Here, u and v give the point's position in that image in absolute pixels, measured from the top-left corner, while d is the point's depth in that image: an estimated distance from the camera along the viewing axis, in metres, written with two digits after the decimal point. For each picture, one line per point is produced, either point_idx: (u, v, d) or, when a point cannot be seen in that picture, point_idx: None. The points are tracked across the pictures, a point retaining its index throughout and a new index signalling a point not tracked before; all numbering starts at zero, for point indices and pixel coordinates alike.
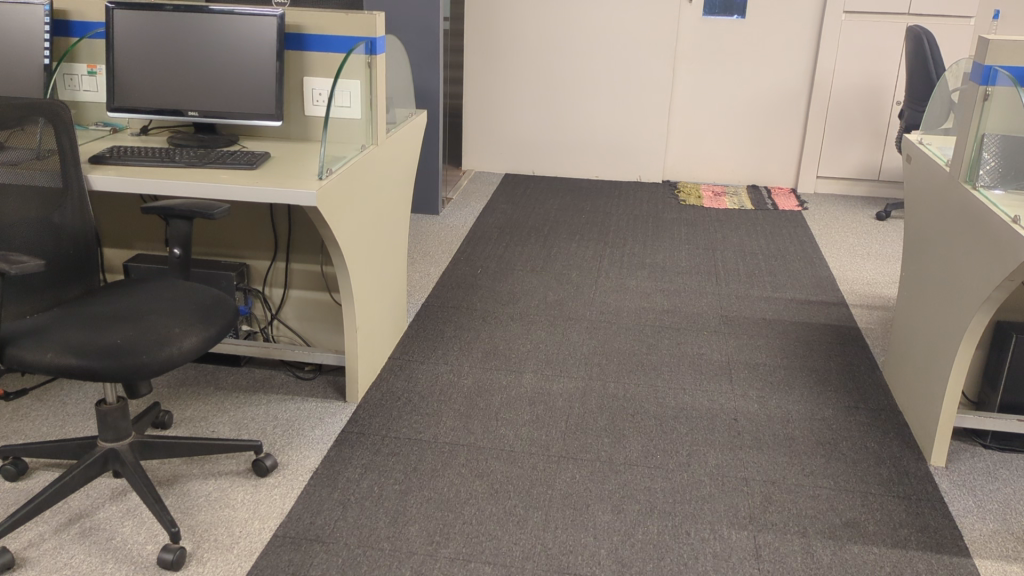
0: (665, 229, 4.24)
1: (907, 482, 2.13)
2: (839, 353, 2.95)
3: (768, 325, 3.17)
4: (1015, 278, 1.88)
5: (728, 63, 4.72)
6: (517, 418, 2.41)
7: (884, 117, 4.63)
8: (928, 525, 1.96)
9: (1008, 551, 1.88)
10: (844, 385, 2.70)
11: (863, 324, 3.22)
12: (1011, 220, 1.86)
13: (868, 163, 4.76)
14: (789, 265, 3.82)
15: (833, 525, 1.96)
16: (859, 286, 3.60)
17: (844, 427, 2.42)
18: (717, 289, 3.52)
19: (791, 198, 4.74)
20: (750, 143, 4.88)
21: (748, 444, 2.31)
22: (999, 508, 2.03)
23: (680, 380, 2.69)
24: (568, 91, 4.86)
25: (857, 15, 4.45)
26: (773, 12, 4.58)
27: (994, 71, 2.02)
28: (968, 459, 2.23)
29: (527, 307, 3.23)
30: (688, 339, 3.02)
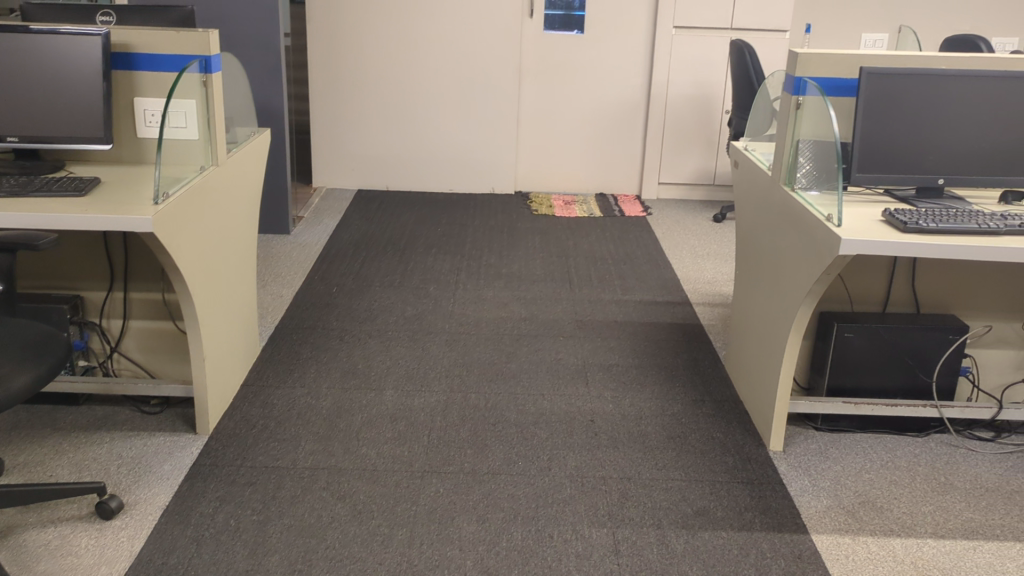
0: (519, 238, 4.32)
1: (750, 468, 2.26)
2: (686, 350, 3.10)
3: (619, 327, 3.29)
4: (832, 271, 2.04)
5: (570, 76, 4.87)
6: (378, 436, 2.39)
7: (715, 126, 4.91)
8: (769, 506, 2.08)
9: (841, 524, 2.02)
10: (692, 380, 2.83)
11: (705, 321, 3.39)
12: (825, 218, 2.02)
13: (703, 169, 5.02)
14: (637, 268, 3.98)
15: (685, 514, 2.05)
16: (701, 285, 3.79)
17: (692, 420, 2.54)
18: (571, 294, 3.62)
19: (636, 204, 4.93)
20: (596, 152, 5.04)
21: (605, 444, 2.38)
22: (831, 484, 2.18)
23: (539, 386, 2.75)
24: (416, 106, 4.87)
25: (686, 30, 4.70)
26: (609, 26, 4.76)
27: (804, 83, 2.18)
28: (803, 442, 2.39)
29: (385, 323, 3.22)
30: (545, 345, 3.09)
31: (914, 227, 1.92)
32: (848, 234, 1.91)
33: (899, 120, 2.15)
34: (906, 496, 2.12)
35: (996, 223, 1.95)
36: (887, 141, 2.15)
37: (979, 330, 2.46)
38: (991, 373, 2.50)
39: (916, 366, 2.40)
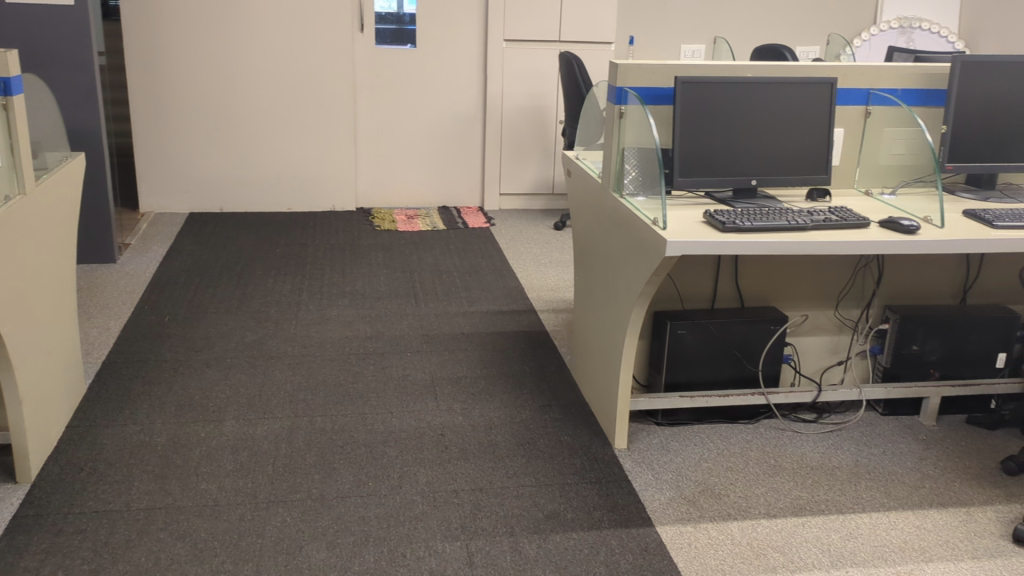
0: (362, 255, 4.26)
1: (597, 467, 2.32)
2: (532, 357, 3.15)
3: (466, 339, 3.31)
4: (661, 272, 2.13)
5: (405, 90, 4.86)
6: (219, 469, 2.29)
7: (550, 135, 5.03)
8: (616, 503, 2.14)
9: (683, 514, 2.10)
10: (538, 387, 2.88)
11: (550, 327, 3.46)
12: (651, 222, 2.11)
13: (540, 179, 5.13)
14: (482, 279, 4.01)
15: (537, 519, 2.08)
16: (544, 292, 3.86)
17: (540, 426, 2.58)
18: (417, 309, 3.60)
19: (478, 215, 4.98)
20: (436, 165, 5.05)
21: (456, 457, 2.38)
22: (673, 477, 2.27)
23: (387, 404, 2.72)
24: (248, 125, 4.72)
25: (516, 42, 4.80)
26: (440, 41, 4.80)
27: (624, 92, 2.26)
28: (645, 438, 2.47)
29: (223, 351, 3.09)
30: (392, 361, 3.06)
31: (731, 227, 2.02)
32: (672, 236, 1.99)
33: (713, 126, 2.27)
34: (741, 481, 2.23)
35: (803, 219, 2.09)
36: (704, 146, 2.27)
37: (796, 320, 2.64)
38: (810, 358, 2.68)
39: (744, 357, 2.54)
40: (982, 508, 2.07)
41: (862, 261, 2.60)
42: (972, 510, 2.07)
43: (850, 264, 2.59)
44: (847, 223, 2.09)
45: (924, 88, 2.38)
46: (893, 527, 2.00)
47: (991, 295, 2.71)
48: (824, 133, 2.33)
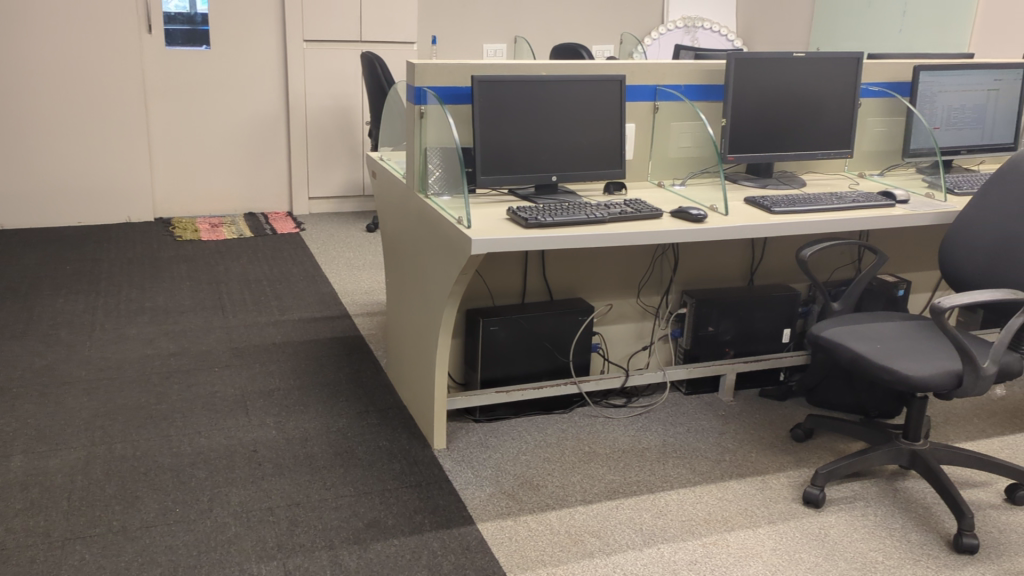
0: (162, 268, 4.01)
1: (416, 471, 2.29)
2: (348, 363, 3.07)
3: (278, 349, 3.18)
4: (469, 270, 2.13)
5: (202, 93, 4.62)
6: (5, 511, 2.07)
7: (357, 136, 4.94)
8: (437, 505, 2.12)
9: (503, 508, 2.11)
10: (356, 393, 2.81)
11: (366, 332, 3.40)
12: (456, 221, 2.10)
13: (349, 181, 5.04)
14: (293, 286, 3.88)
15: (356, 529, 2.03)
16: (359, 296, 3.79)
17: (358, 433, 2.52)
18: (225, 321, 3.43)
19: (287, 221, 4.82)
20: (240, 170, 4.84)
21: (270, 473, 2.28)
22: (493, 472, 2.28)
23: (195, 424, 2.57)
24: (26, 134, 4.30)
25: (316, 43, 4.68)
26: (236, 41, 4.60)
27: (424, 92, 2.24)
28: (465, 436, 2.47)
29: (6, 379, 2.81)
30: (199, 379, 2.90)
31: (534, 223, 2.05)
32: (478, 234, 1.99)
33: (512, 124, 2.29)
34: (558, 471, 2.27)
35: (601, 212, 2.15)
36: (503, 144, 2.29)
37: (602, 309, 2.72)
38: (618, 345, 2.78)
39: (555, 349, 2.60)
40: (776, 475, 2.22)
41: (659, 250, 2.72)
42: (767, 477, 2.21)
43: (648, 253, 2.71)
44: (641, 214, 2.17)
45: (704, 83, 2.51)
46: (699, 501, 2.09)
47: (774, 276, 2.91)
48: (616, 128, 2.41)
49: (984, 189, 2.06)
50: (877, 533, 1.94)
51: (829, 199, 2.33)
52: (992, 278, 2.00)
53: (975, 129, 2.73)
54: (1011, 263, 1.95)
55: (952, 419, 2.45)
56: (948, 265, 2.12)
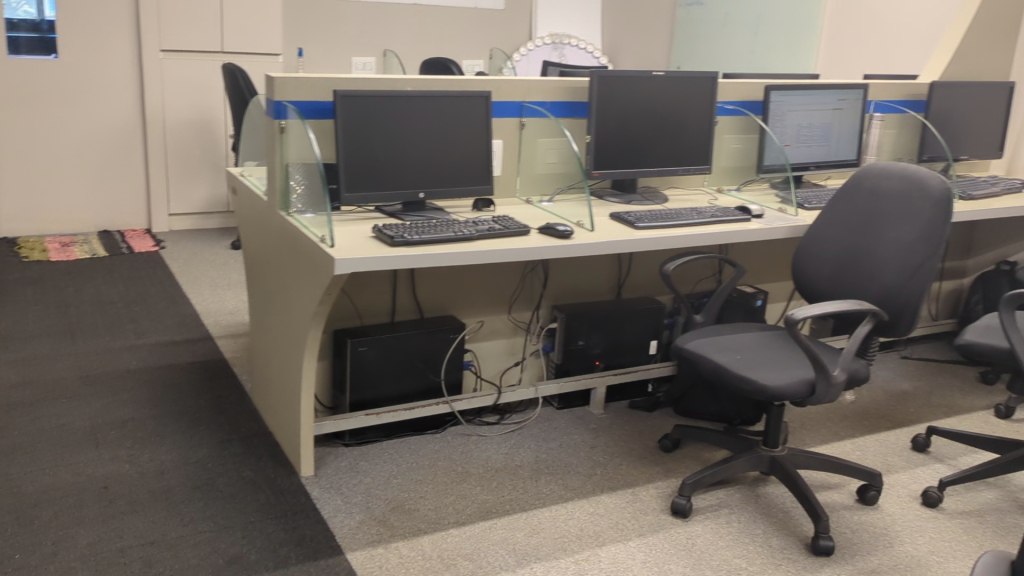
0: (5, 291, 3.73)
1: (282, 500, 2.20)
2: (211, 389, 2.93)
3: (134, 376, 3.01)
4: (333, 290, 2.06)
5: (49, 105, 4.33)
6: None
7: (220, 150, 4.76)
8: (303, 536, 2.04)
9: (373, 535, 2.05)
10: (218, 421, 2.69)
11: (229, 354, 3.26)
12: (319, 239, 2.03)
13: (212, 197, 4.84)
14: (151, 308, 3.68)
15: (217, 567, 1.92)
16: (222, 317, 3.63)
17: (219, 463, 2.40)
18: (74, 348, 3.21)
19: (145, 239, 4.58)
20: (93, 186, 4.57)
21: (123, 510, 2.14)
22: (363, 498, 2.21)
23: (40, 460, 2.38)
24: None
25: (174, 53, 4.48)
26: (87, 50, 4.35)
27: (283, 106, 2.17)
28: (333, 461, 2.40)
29: None
30: (45, 410, 2.70)
31: (400, 241, 2.00)
32: (341, 254, 1.93)
33: (378, 139, 2.24)
34: (429, 493, 2.23)
35: (468, 229, 2.13)
36: (369, 160, 2.23)
37: (474, 326, 2.70)
38: (490, 362, 2.75)
39: (426, 368, 2.55)
40: (645, 487, 2.25)
41: (529, 266, 2.73)
42: (636, 490, 2.24)
43: (518, 269, 2.71)
44: (508, 231, 2.16)
45: (568, 100, 2.54)
46: (571, 517, 2.10)
47: (640, 289, 2.97)
48: (482, 144, 2.40)
49: (830, 203, 2.17)
50: (740, 540, 1.99)
51: (690, 215, 2.39)
52: (839, 289, 2.10)
53: (822, 146, 2.87)
54: (856, 274, 2.05)
55: (808, 423, 2.56)
56: (799, 276, 2.22)
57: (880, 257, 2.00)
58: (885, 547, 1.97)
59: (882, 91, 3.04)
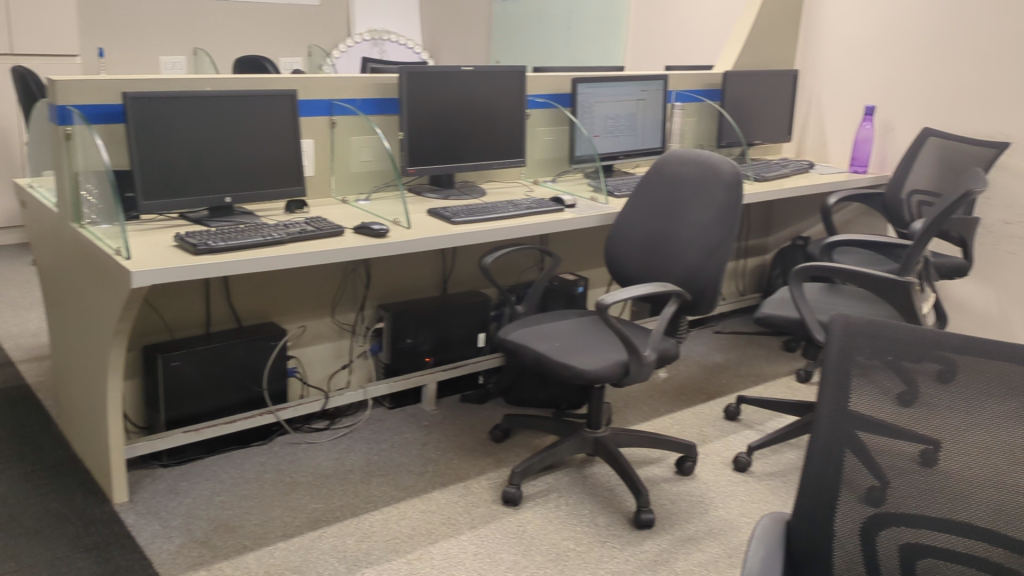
0: None
1: (93, 532, 2.06)
2: (12, 418, 2.71)
3: None
4: (134, 304, 1.94)
5: None
6: None
7: (16, 159, 4.40)
8: (119, 566, 1.92)
9: (196, 558, 1.95)
10: (21, 451, 2.48)
11: (33, 379, 3.02)
12: (114, 252, 1.91)
13: (9, 211, 4.47)
14: None
15: None
16: (25, 339, 3.36)
17: (23, 497, 2.22)
18: None
19: None
20: None
21: None
22: (183, 520, 2.11)
23: None
24: None
25: None
26: None
27: (68, 111, 2.03)
28: (151, 484, 2.27)
29: None
30: None
31: (203, 249, 1.91)
32: (138, 266, 1.82)
33: (177, 143, 2.13)
34: (256, 508, 2.15)
35: (279, 233, 2.07)
36: (168, 165, 2.12)
37: (295, 332, 2.62)
38: (316, 367, 2.69)
39: (246, 379, 2.46)
40: (477, 479, 2.27)
41: (349, 267, 2.68)
42: (468, 483, 2.26)
43: (338, 270, 2.66)
44: (321, 233, 2.11)
45: (378, 97, 2.52)
46: (402, 517, 2.09)
47: (465, 283, 2.99)
48: (292, 144, 2.33)
49: (636, 191, 2.25)
50: (568, 522, 2.05)
51: (507, 207, 2.43)
52: (648, 271, 2.19)
53: (628, 135, 2.99)
54: (661, 257, 2.15)
55: (630, 402, 2.67)
56: (612, 261, 2.30)
57: (681, 240, 2.10)
58: (701, 514, 2.08)
59: (681, 81, 3.20)
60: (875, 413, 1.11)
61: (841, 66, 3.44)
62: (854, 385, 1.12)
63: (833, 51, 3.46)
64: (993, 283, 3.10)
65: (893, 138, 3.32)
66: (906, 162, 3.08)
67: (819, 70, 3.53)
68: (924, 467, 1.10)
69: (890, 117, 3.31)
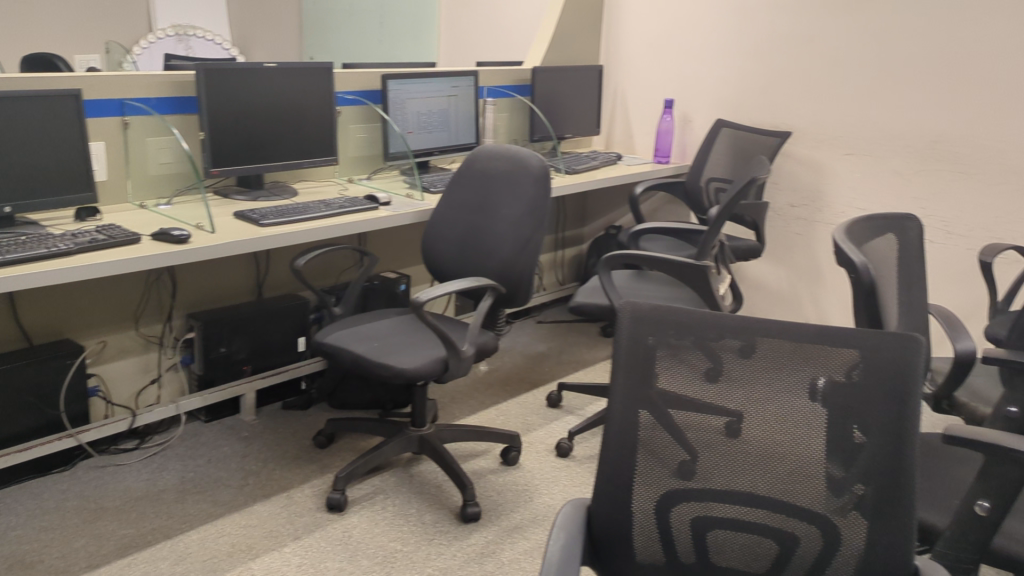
0: None
1: None
2: None
3: None
4: None
5: None
6: None
7: None
8: None
9: None
10: None
11: None
12: None
13: None
14: None
15: None
16: None
17: None
18: None
19: None
20: None
21: None
22: None
23: None
24: None
25: None
26: None
27: None
28: None
29: None
30: None
31: None
32: None
33: None
34: (57, 540, 1.99)
35: (68, 243, 1.92)
36: None
37: (95, 347, 2.44)
38: (121, 384, 2.53)
39: (41, 402, 2.27)
40: (300, 488, 2.21)
41: (153, 275, 2.53)
42: (291, 492, 2.19)
43: (141, 280, 2.50)
44: (116, 241, 1.98)
45: (175, 96, 2.39)
46: (221, 534, 2.00)
47: (281, 286, 2.90)
48: (80, 147, 2.17)
49: (449, 186, 2.26)
50: (394, 523, 2.03)
51: (319, 207, 2.37)
52: (464, 265, 2.20)
53: (442, 131, 3.00)
54: (476, 251, 2.17)
55: (455, 397, 2.68)
56: (428, 257, 2.29)
57: (495, 234, 2.13)
58: (526, 502, 2.12)
59: (492, 77, 3.24)
60: (685, 393, 1.15)
61: (641, 62, 3.60)
62: (663, 367, 1.16)
63: (634, 47, 3.61)
64: (784, 263, 3.35)
65: (691, 129, 3.51)
66: (703, 150, 3.25)
67: (622, 65, 3.68)
68: (728, 438, 1.15)
69: (688, 110, 3.50)
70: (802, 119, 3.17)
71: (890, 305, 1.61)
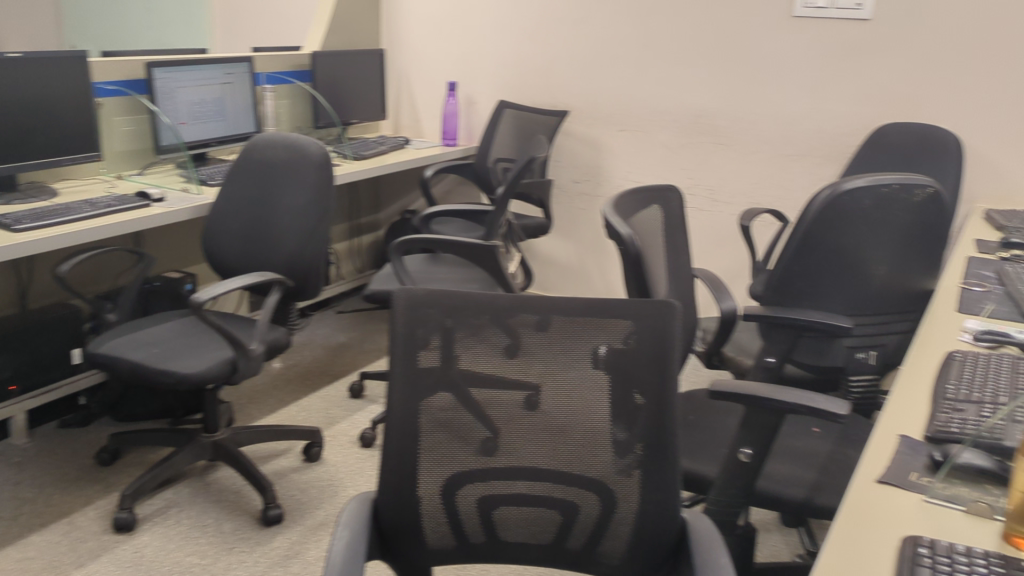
0: None
1: None
2: None
3: None
4: None
5: None
6: None
7: None
8: None
9: None
10: None
11: None
12: None
13: None
14: None
15: None
16: None
17: None
18: None
19: None
20: None
21: None
22: None
23: None
24: None
25: None
26: None
27: None
28: None
29: None
30: None
31: None
32: None
33: None
34: None
35: None
36: None
37: None
38: None
39: None
40: (83, 511, 2.05)
41: None
42: (72, 517, 2.03)
43: None
44: None
45: None
46: None
47: (48, 296, 2.66)
48: None
49: (226, 179, 2.15)
50: (190, 536, 1.94)
51: (82, 208, 2.18)
52: (249, 261, 2.12)
53: (217, 121, 2.86)
54: (262, 246, 2.09)
55: (253, 397, 2.58)
56: (210, 254, 2.18)
57: (280, 228, 2.06)
58: (330, 497, 2.09)
59: (268, 63, 3.12)
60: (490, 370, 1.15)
61: (421, 44, 3.59)
62: (468, 344, 1.16)
63: (414, 30, 3.59)
64: (572, 238, 3.47)
65: (476, 111, 3.55)
66: (489, 130, 3.30)
67: (403, 48, 3.65)
68: (528, 412, 1.17)
69: (471, 92, 3.54)
70: (580, 98, 3.29)
71: (659, 272, 1.71)
